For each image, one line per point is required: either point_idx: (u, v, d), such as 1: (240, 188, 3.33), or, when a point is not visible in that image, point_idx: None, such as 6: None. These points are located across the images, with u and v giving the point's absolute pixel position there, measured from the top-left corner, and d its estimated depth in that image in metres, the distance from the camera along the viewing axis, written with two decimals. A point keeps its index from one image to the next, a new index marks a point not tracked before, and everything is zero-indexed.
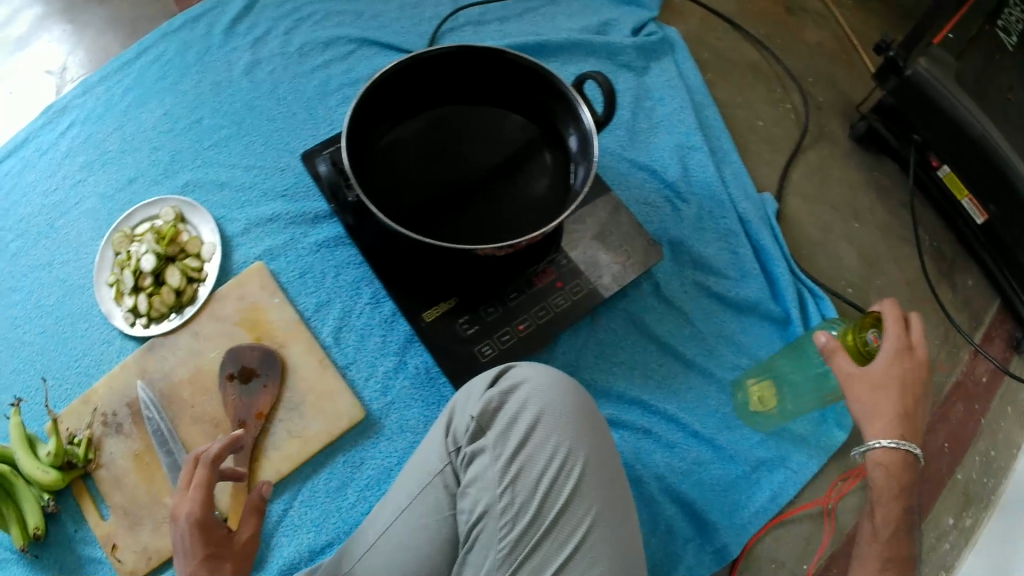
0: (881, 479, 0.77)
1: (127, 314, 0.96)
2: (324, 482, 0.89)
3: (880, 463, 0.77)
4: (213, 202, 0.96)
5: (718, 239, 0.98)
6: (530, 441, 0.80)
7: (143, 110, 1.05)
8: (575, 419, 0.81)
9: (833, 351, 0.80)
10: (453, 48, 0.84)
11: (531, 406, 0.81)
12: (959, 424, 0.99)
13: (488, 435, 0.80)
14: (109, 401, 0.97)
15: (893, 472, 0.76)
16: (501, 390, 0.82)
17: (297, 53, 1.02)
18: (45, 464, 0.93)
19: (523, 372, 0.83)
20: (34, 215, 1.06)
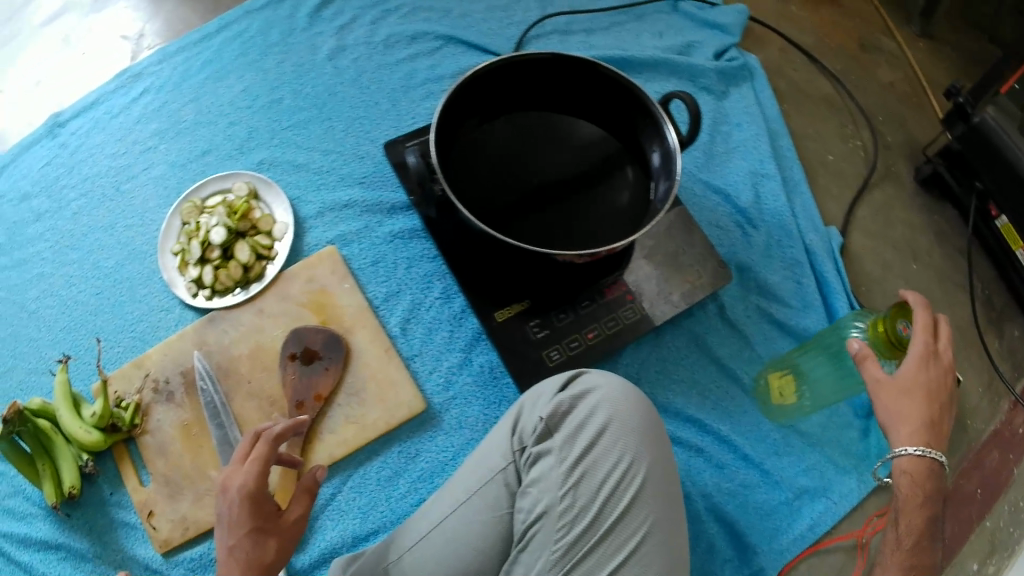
0: (907, 487, 0.78)
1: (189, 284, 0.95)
2: (376, 471, 0.89)
3: (904, 469, 0.78)
4: (286, 182, 0.96)
5: (783, 267, 1.02)
6: (597, 448, 0.81)
7: (221, 84, 1.04)
8: (642, 430, 0.82)
9: (865, 357, 0.80)
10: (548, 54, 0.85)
11: (599, 412, 0.82)
12: (993, 471, 0.98)
13: (555, 437, 0.81)
14: (163, 368, 0.95)
15: (917, 479, 0.77)
16: (572, 395, 0.83)
17: (383, 44, 1.02)
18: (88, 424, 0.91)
19: (594, 379, 0.85)
20: (100, 175, 1.04)
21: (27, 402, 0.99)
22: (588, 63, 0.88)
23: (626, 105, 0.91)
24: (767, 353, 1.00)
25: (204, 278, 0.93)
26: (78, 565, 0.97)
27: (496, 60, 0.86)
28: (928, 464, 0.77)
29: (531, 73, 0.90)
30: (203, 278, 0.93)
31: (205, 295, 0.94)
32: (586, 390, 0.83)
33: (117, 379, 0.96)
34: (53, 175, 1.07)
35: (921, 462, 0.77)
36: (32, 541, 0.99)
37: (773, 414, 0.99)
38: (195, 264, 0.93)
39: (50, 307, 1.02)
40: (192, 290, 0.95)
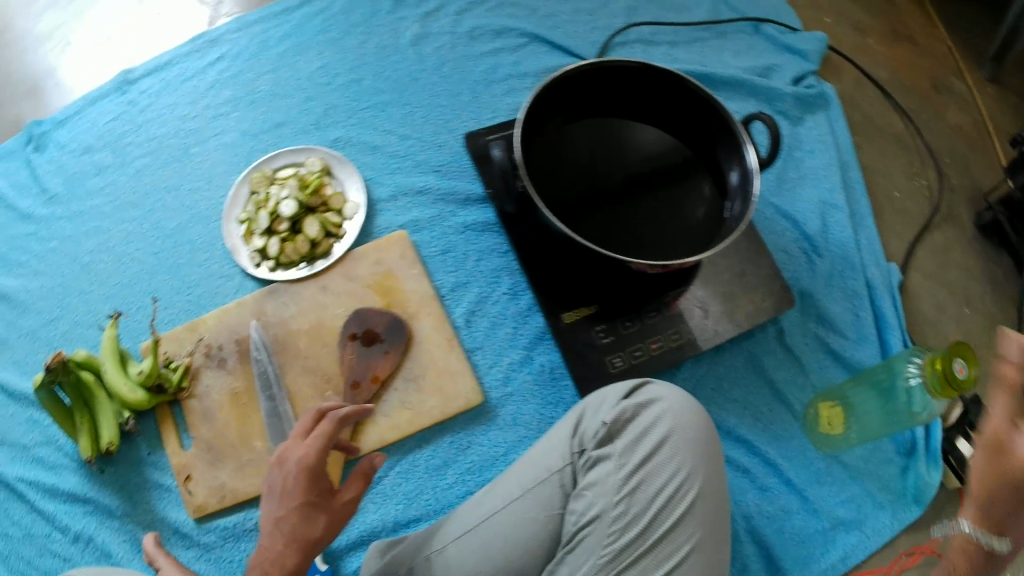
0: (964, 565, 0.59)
1: (250, 254, 0.94)
2: (426, 459, 0.89)
3: (981, 527, 0.57)
4: (361, 162, 0.96)
5: (843, 298, 1.03)
6: (656, 458, 0.81)
7: (300, 58, 1.03)
8: (701, 446, 0.83)
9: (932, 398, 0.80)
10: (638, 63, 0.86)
11: (661, 423, 0.83)
12: None
13: (616, 442, 0.82)
14: (217, 334, 0.93)
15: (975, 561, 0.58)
16: (636, 403, 0.84)
17: (467, 35, 1.02)
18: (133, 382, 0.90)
19: (659, 390, 0.85)
20: (168, 136, 1.03)
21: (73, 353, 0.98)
22: (675, 77, 0.90)
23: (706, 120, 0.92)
24: (818, 381, 1.01)
25: (268, 250, 0.92)
26: (105, 521, 0.97)
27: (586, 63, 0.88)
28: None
29: (618, 82, 0.92)
30: (267, 250, 0.92)
31: (266, 267, 0.93)
32: (650, 399, 0.84)
33: (169, 340, 0.94)
34: (118, 131, 1.06)
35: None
36: (60, 492, 0.99)
37: (820, 443, 0.99)
38: (261, 235, 0.93)
39: (104, 261, 1.01)
40: (254, 260, 0.94)
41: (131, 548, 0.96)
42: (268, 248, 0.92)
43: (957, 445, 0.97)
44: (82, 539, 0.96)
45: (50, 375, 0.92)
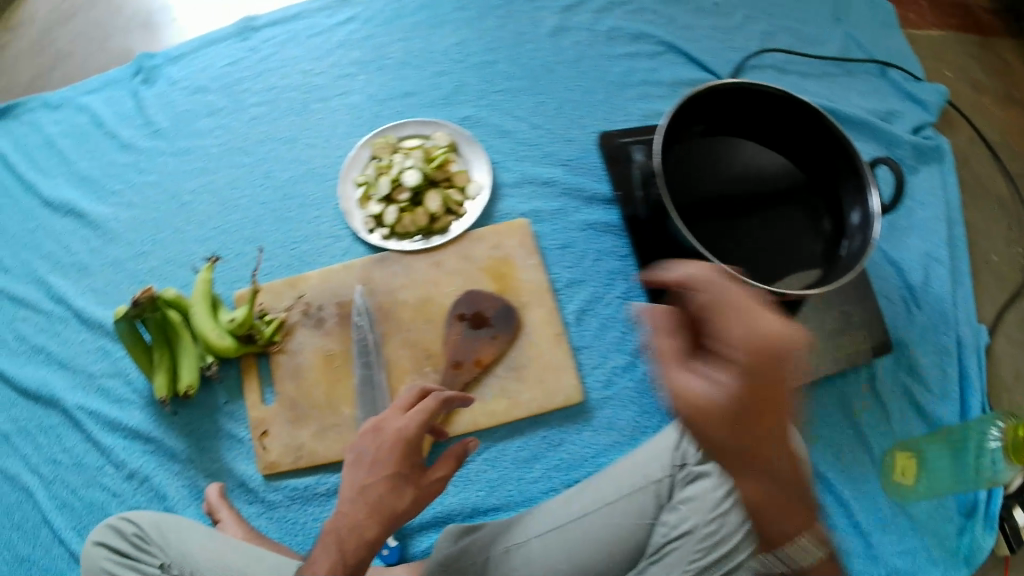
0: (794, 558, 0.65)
1: (363, 218, 0.93)
2: (515, 449, 0.89)
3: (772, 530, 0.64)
4: (489, 146, 0.95)
5: (934, 352, 1.03)
6: None
7: (434, 32, 1.02)
8: None
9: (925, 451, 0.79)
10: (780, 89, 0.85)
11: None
12: None
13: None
14: (320, 294, 0.91)
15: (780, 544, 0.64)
16: None
17: (605, 35, 1.02)
18: (223, 329, 0.88)
19: None
20: (289, 88, 1.01)
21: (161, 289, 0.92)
22: (808, 110, 0.89)
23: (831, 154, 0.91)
24: (898, 431, 1.02)
25: (384, 217, 0.92)
26: (165, 464, 0.92)
27: (725, 83, 0.87)
28: (706, 408, 0.54)
29: (750, 104, 0.91)
30: (383, 217, 0.92)
31: (379, 235, 0.93)
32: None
33: (269, 292, 0.92)
34: (236, 76, 1.03)
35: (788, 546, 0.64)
36: (122, 427, 0.94)
37: (891, 491, 0.99)
38: (379, 201, 0.92)
39: (206, 204, 0.98)
40: (367, 225, 0.93)
41: (188, 495, 0.91)
42: (384, 216, 0.91)
43: (1014, 513, 0.97)
44: (137, 478, 0.92)
45: (138, 308, 0.85)
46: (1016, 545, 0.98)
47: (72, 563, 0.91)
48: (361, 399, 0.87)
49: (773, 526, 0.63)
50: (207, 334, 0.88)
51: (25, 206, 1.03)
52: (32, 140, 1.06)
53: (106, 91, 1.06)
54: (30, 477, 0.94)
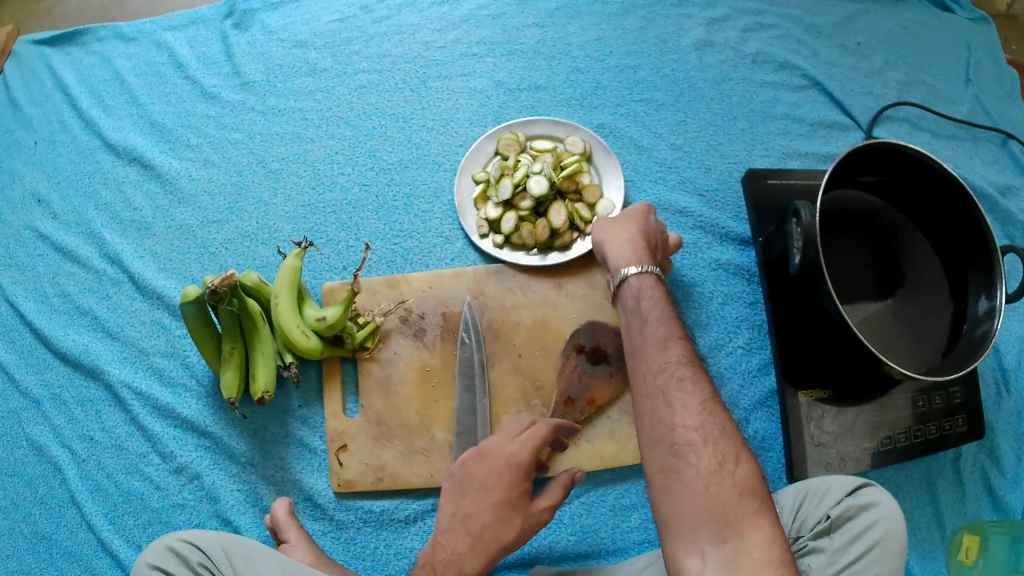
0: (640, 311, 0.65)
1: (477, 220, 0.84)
2: (616, 496, 0.82)
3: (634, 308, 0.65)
4: (624, 160, 0.88)
5: (1015, 440, 1.02)
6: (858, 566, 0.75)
7: (571, 22, 0.93)
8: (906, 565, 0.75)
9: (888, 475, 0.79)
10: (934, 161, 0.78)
11: (874, 531, 0.75)
12: None
13: (832, 538, 0.76)
14: (423, 301, 0.83)
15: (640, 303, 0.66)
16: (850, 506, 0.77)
17: (751, 58, 0.96)
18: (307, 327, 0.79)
19: (875, 497, 0.76)
20: (404, 59, 0.92)
21: (241, 275, 0.83)
22: (953, 181, 0.81)
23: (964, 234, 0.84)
24: (971, 511, 1.00)
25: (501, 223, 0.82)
26: (222, 463, 0.84)
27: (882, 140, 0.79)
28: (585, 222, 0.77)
29: (897, 167, 0.85)
30: (500, 223, 0.82)
31: (492, 242, 0.84)
32: (870, 502, 0.76)
33: (366, 290, 0.84)
34: (344, 34, 0.94)
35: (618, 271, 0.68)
36: (173, 415, 0.85)
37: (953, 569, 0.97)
38: (498, 205, 0.82)
39: (296, 174, 0.89)
40: (481, 229, 0.84)
41: (243, 500, 0.83)
42: (501, 221, 0.82)
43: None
44: (186, 473, 0.84)
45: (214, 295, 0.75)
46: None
47: (99, 552, 0.82)
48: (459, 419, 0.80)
49: (644, 309, 0.65)
50: (288, 329, 0.79)
51: (82, 144, 0.93)
52: (98, 73, 0.95)
53: (190, 30, 0.96)
54: (60, 451, 0.85)
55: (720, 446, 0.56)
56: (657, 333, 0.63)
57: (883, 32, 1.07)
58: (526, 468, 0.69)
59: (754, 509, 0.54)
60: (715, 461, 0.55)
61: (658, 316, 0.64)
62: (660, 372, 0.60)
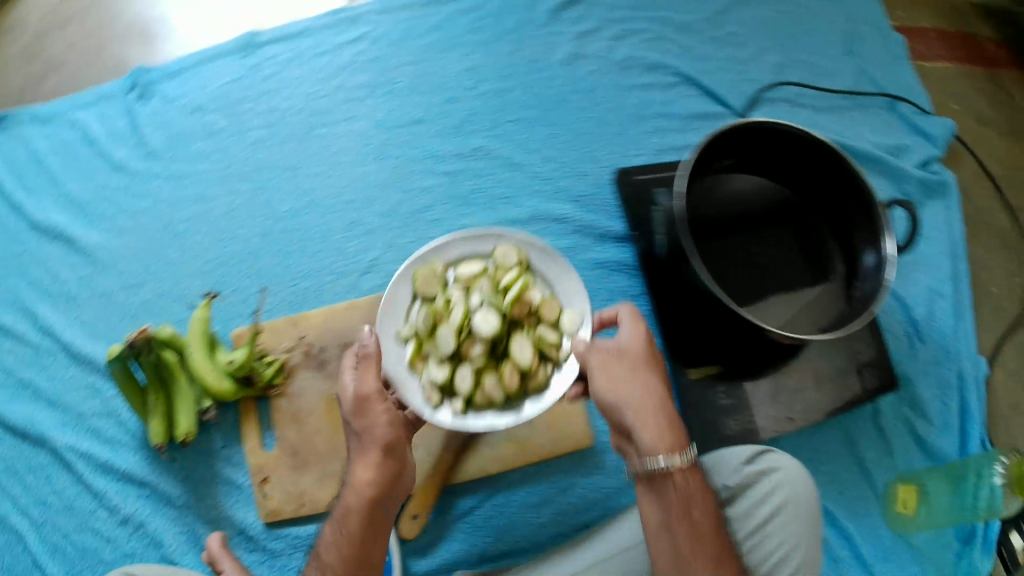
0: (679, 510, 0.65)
1: (423, 385, 0.76)
2: (524, 494, 0.86)
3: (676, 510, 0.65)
4: (503, 178, 0.92)
5: (937, 386, 1.05)
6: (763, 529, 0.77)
7: (446, 54, 0.98)
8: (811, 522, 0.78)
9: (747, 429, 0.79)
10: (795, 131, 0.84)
11: (778, 494, 0.77)
12: None
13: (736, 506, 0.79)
14: (321, 335, 0.89)
15: (682, 504, 0.65)
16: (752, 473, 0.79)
17: (622, 64, 1.00)
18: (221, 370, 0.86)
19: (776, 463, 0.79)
20: (290, 112, 0.98)
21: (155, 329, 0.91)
22: (823, 148, 0.87)
23: (846, 200, 0.90)
24: (900, 464, 1.02)
25: (455, 381, 0.75)
26: (161, 509, 0.90)
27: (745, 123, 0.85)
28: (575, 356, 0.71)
29: (769, 146, 0.90)
30: (454, 382, 0.74)
31: (452, 407, 0.75)
32: (772, 467, 0.79)
33: (269, 330, 0.90)
34: (236, 94, 1.00)
35: (655, 460, 0.64)
36: (114, 470, 0.92)
37: (894, 522, 1.00)
38: (445, 363, 0.74)
39: (199, 232, 0.96)
40: (431, 397, 0.75)
41: (185, 541, 0.89)
42: (455, 380, 0.74)
43: (1010, 537, 0.98)
44: (131, 523, 0.90)
45: (134, 348, 0.87)
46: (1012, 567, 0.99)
47: None
48: (352, 407, 0.69)
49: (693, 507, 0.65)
50: (202, 375, 0.86)
51: (11, 228, 1.00)
52: (19, 161, 1.03)
53: (98, 108, 1.03)
54: (16, 518, 0.91)
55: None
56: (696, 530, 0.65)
57: (760, 16, 1.10)
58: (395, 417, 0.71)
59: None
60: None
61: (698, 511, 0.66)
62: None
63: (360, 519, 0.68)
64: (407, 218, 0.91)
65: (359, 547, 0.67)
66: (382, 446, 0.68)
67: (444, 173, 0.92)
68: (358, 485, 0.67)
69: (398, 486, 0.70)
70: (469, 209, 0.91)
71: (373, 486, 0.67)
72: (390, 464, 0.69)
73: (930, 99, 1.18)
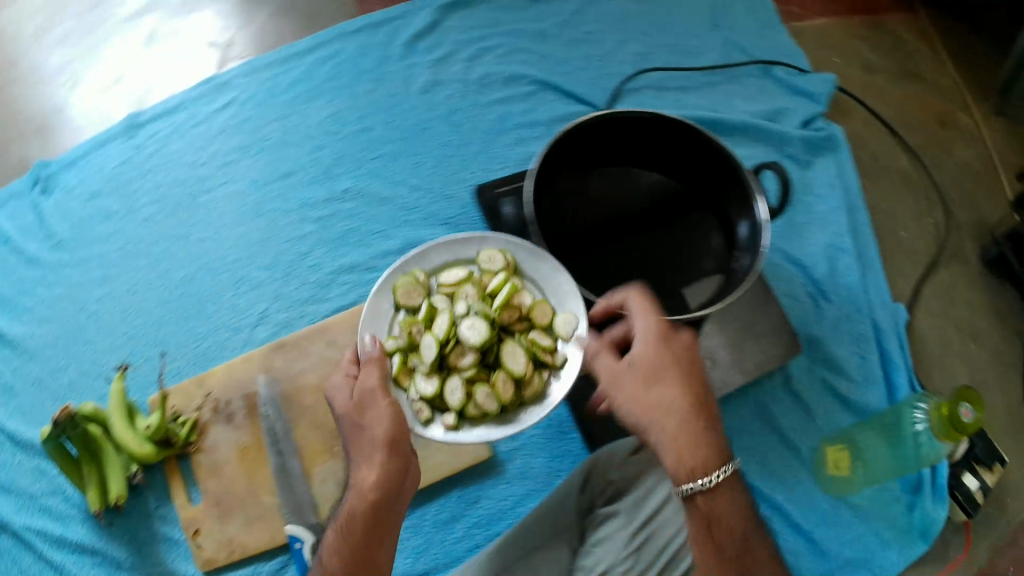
0: (717, 524, 0.68)
1: (411, 401, 0.77)
2: (435, 512, 0.88)
3: (711, 520, 0.68)
4: (371, 214, 0.97)
5: (851, 341, 1.02)
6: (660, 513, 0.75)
7: (309, 105, 1.05)
8: None
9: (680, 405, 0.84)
10: (648, 113, 0.87)
11: (661, 483, 0.77)
12: None
13: (620, 501, 0.78)
14: (224, 389, 0.95)
15: (714, 515, 0.68)
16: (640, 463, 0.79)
17: (478, 83, 1.04)
18: (141, 436, 0.91)
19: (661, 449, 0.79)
20: (176, 186, 1.05)
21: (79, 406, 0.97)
22: (682, 127, 0.89)
23: (715, 175, 0.92)
24: (827, 425, 0.99)
25: (446, 395, 0.77)
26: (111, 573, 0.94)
27: (593, 116, 0.88)
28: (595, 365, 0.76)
29: (627, 132, 0.91)
30: (444, 395, 0.77)
31: (443, 422, 0.77)
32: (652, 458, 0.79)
33: (178, 393, 0.96)
34: (127, 176, 1.08)
35: (686, 484, 0.68)
36: (67, 543, 0.96)
37: (832, 486, 0.96)
38: (432, 376, 0.77)
39: (109, 311, 1.03)
40: (422, 413, 0.77)
41: None
42: (445, 394, 0.77)
43: (964, 480, 0.95)
44: None
45: (58, 426, 0.92)
46: (974, 511, 0.95)
47: None
48: (347, 421, 0.72)
49: (723, 530, 0.68)
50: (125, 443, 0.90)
51: None
52: None
53: (8, 206, 1.10)
54: None
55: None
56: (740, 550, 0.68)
57: (615, 10, 1.13)
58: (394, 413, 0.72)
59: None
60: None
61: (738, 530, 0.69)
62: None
63: (364, 520, 0.69)
64: (288, 266, 0.97)
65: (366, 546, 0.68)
66: (385, 443, 0.70)
67: (316, 219, 0.98)
68: (363, 485, 0.69)
69: (403, 487, 0.72)
70: (343, 248, 0.96)
71: (376, 487, 0.69)
72: (395, 461, 0.70)
73: (808, 59, 1.19)
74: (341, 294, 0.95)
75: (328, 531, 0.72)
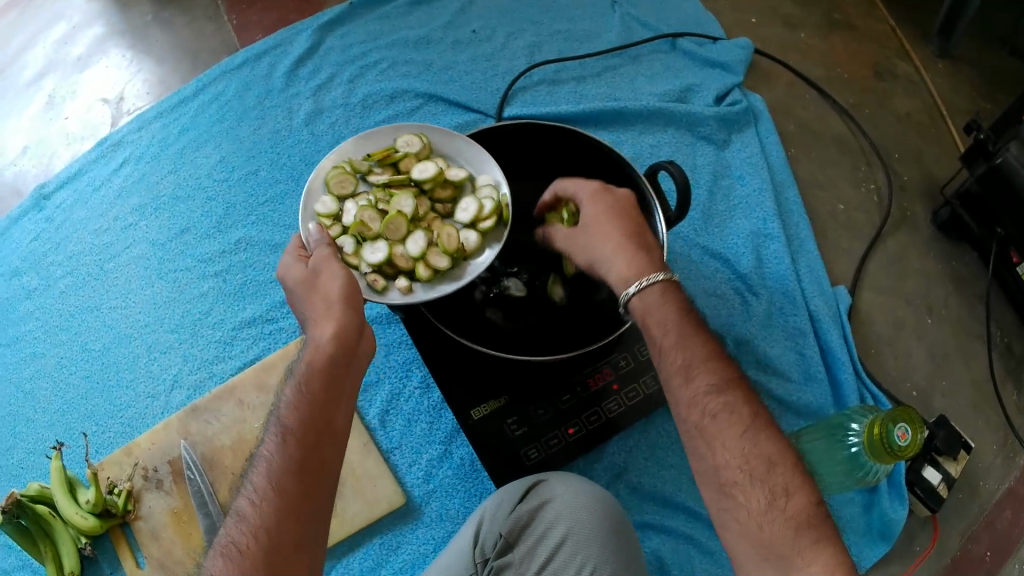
0: (671, 313, 0.66)
1: (364, 275, 0.77)
2: (359, 560, 0.85)
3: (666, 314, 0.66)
4: (263, 262, 1.01)
5: (784, 338, 0.92)
6: (554, 564, 0.69)
7: (197, 154, 1.07)
8: (607, 541, 0.69)
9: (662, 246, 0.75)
10: (512, 124, 0.82)
11: (557, 524, 0.70)
12: (1005, 532, 0.88)
13: (515, 550, 0.70)
14: (151, 457, 0.92)
15: (668, 303, 0.66)
16: (531, 507, 0.72)
17: (361, 105, 1.08)
18: (84, 509, 0.87)
19: (553, 488, 0.73)
20: (85, 254, 1.05)
21: (25, 488, 0.91)
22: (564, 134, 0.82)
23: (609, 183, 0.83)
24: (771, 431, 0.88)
25: (395, 260, 0.77)
26: None
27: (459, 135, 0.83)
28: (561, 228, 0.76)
29: (508, 151, 0.86)
30: (395, 260, 0.77)
31: (396, 288, 0.77)
32: (546, 497, 0.72)
33: (109, 464, 0.93)
34: (40, 250, 1.06)
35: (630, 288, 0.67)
36: None
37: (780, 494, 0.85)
38: (378, 242, 0.77)
39: (44, 389, 0.99)
40: (377, 282, 0.76)
41: None
42: (395, 258, 0.77)
43: (924, 473, 0.85)
44: None
45: (7, 515, 0.85)
46: (937, 504, 0.85)
47: None
48: (299, 291, 0.68)
49: (666, 317, 0.65)
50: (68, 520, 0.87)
51: None
52: None
53: None
54: None
55: (746, 434, 0.59)
56: (673, 346, 0.63)
57: (494, 14, 1.14)
58: (348, 290, 0.66)
59: (815, 494, 0.57)
60: (762, 475, 0.57)
61: (679, 325, 0.65)
62: (691, 406, 0.61)
63: (324, 374, 0.62)
64: (193, 325, 0.99)
65: (320, 400, 0.61)
66: (342, 299, 0.65)
67: (214, 274, 1.01)
68: (318, 338, 0.62)
69: (357, 352, 0.66)
70: (242, 301, 1.00)
71: (334, 340, 0.63)
72: (352, 318, 0.65)
73: (720, 25, 1.15)
74: (243, 350, 0.98)
75: (283, 391, 0.64)
